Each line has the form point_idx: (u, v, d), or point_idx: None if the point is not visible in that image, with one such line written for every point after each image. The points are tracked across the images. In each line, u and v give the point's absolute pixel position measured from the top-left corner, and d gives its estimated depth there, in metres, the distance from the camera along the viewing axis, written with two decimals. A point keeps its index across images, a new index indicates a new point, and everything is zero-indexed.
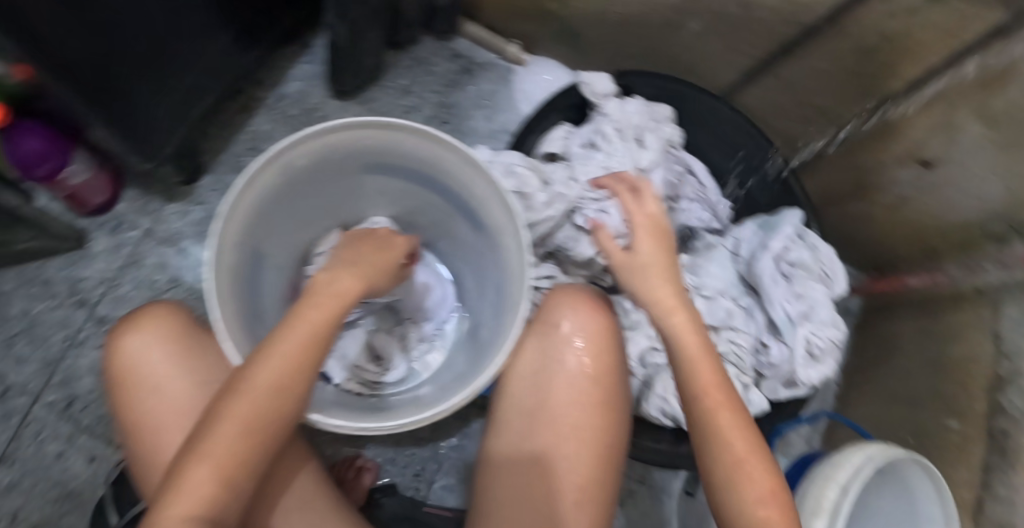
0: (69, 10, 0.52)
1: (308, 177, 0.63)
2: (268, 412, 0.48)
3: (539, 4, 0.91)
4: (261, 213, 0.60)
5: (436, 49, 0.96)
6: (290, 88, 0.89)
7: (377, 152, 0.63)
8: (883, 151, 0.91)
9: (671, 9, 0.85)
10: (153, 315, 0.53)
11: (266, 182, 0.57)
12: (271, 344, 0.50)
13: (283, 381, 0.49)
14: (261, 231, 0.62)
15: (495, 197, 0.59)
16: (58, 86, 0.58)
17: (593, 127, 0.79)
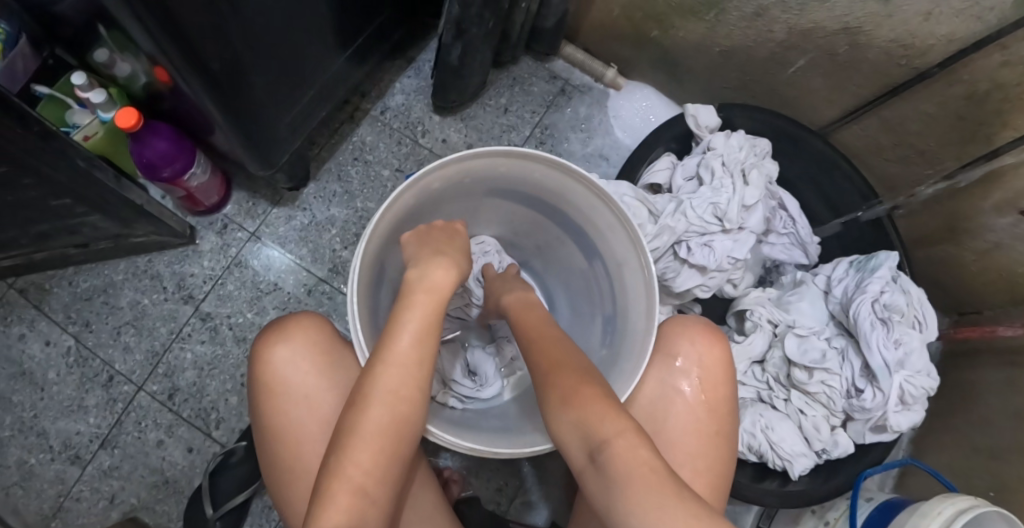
0: (230, 24, 0.55)
1: (437, 198, 0.65)
2: (402, 420, 0.47)
3: (643, 31, 0.92)
4: (394, 231, 0.63)
5: (535, 70, 0.97)
6: (395, 101, 0.91)
7: (505, 177, 0.65)
8: (979, 198, 0.89)
9: (779, 44, 0.85)
10: (300, 324, 0.56)
11: (405, 202, 0.60)
12: (388, 347, 0.50)
13: (411, 389, 0.48)
14: (389, 249, 0.64)
15: (621, 230, 0.61)
16: (200, 93, 0.60)
17: (700, 160, 0.79)
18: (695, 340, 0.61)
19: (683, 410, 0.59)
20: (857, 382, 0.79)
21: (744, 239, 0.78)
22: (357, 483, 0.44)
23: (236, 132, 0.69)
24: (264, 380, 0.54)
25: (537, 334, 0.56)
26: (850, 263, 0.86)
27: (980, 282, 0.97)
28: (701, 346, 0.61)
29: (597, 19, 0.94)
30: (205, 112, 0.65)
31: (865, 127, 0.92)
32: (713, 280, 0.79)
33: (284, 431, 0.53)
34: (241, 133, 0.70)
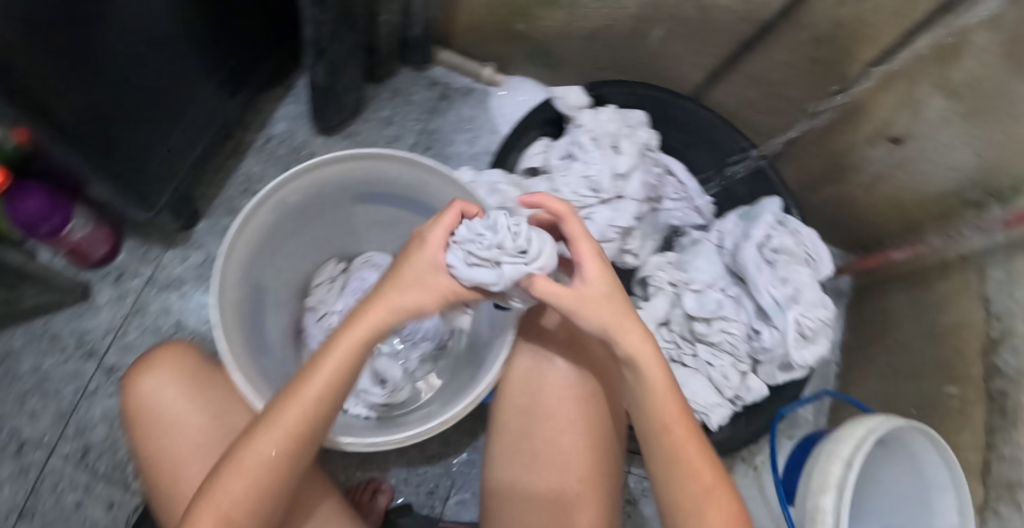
0: (62, 67, 0.55)
1: (302, 211, 0.67)
2: (295, 451, 0.48)
3: (507, 26, 0.95)
4: (261, 248, 0.64)
5: (414, 79, 1.01)
6: (278, 129, 0.93)
7: (365, 182, 0.66)
8: (854, 132, 0.96)
9: (633, 18, 0.88)
10: (165, 355, 0.57)
11: (264, 218, 0.61)
12: (311, 372, 0.50)
13: (306, 421, 0.49)
14: (261, 266, 0.65)
15: (480, 213, 0.63)
16: (59, 145, 0.61)
17: (570, 139, 0.82)
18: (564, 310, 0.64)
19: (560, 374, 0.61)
20: (755, 323, 0.82)
21: (623, 207, 0.80)
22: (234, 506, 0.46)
23: (107, 176, 0.69)
24: (135, 413, 0.55)
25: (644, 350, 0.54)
26: (738, 215, 0.89)
27: (871, 212, 1.06)
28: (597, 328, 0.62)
29: (464, 22, 0.98)
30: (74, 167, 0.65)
31: (734, 85, 0.96)
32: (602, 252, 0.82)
33: (158, 461, 0.54)
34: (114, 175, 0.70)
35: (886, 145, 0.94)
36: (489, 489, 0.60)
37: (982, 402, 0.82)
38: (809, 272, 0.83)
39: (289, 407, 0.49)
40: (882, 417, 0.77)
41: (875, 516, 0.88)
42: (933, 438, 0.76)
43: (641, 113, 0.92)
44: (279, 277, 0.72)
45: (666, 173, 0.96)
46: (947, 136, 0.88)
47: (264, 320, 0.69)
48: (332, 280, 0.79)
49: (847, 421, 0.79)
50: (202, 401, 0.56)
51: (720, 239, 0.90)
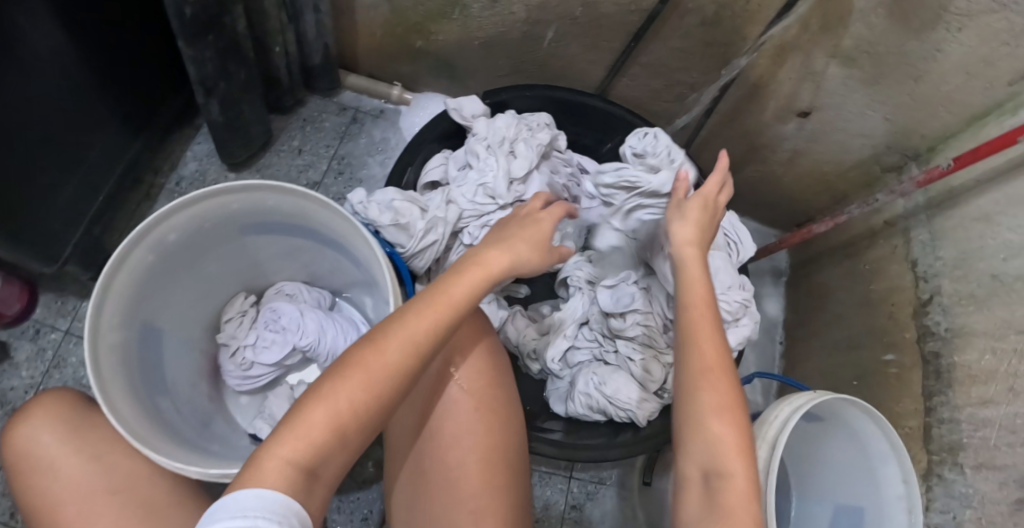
0: None
1: (187, 249, 0.66)
2: (395, 383, 0.43)
3: (405, 43, 0.98)
4: (145, 290, 0.63)
5: (324, 106, 1.03)
6: (188, 170, 0.95)
7: (247, 213, 0.66)
8: (762, 110, 0.96)
9: (523, 22, 0.89)
10: (42, 408, 0.56)
11: (142, 259, 0.61)
12: (442, 299, 0.47)
13: (421, 348, 0.45)
14: (151, 307, 0.65)
15: (357, 232, 0.63)
16: None
17: (466, 149, 0.84)
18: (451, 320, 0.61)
19: (444, 405, 0.57)
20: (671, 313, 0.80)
21: (529, 210, 0.82)
22: (320, 436, 0.39)
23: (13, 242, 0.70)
24: (18, 466, 0.55)
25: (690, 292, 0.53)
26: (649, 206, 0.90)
27: (795, 188, 1.06)
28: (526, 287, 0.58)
29: (366, 45, 0.99)
30: None
31: (636, 77, 0.97)
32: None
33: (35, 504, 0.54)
34: (20, 240, 0.71)
35: (796, 120, 0.94)
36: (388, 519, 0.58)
37: (918, 365, 0.81)
38: (721, 254, 0.82)
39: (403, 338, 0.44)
40: (811, 393, 0.72)
41: (828, 495, 0.83)
42: (869, 410, 0.72)
43: (544, 114, 0.92)
44: (177, 317, 0.71)
45: (577, 173, 0.97)
46: (853, 104, 0.88)
47: (164, 362, 0.68)
48: (242, 314, 0.79)
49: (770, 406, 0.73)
50: (93, 444, 0.56)
51: None
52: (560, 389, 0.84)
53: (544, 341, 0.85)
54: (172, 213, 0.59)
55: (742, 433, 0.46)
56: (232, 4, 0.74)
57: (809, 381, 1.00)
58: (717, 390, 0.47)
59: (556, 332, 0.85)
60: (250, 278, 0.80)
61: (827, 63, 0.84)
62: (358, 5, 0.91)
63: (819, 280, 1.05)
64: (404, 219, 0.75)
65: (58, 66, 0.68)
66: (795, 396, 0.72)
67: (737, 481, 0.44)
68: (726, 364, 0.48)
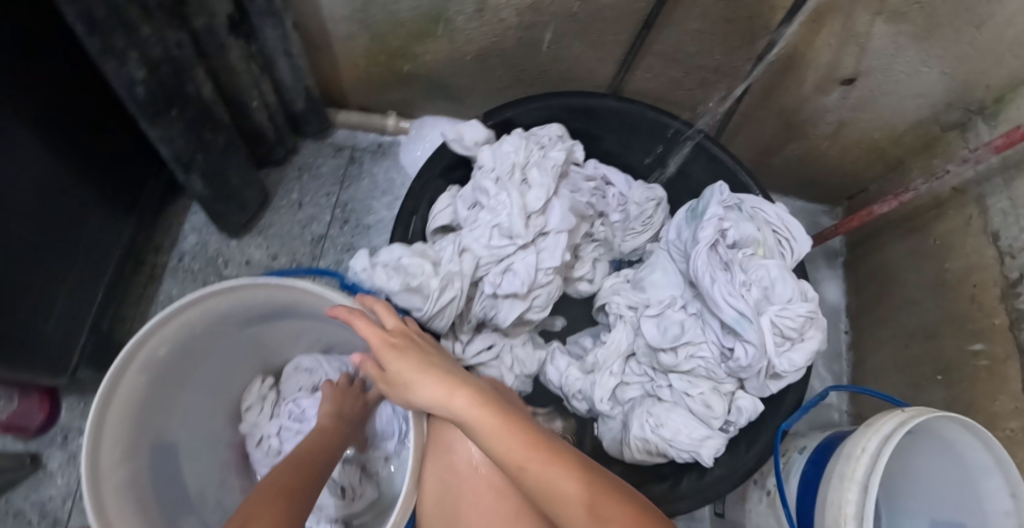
0: None
1: (184, 356, 0.60)
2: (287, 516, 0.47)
3: (392, 69, 0.89)
4: (146, 409, 0.58)
5: (318, 150, 0.96)
6: (188, 243, 0.89)
7: (241, 309, 0.60)
8: (800, 83, 0.84)
9: (517, 29, 0.80)
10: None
11: (134, 383, 0.55)
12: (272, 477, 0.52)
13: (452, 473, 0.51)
14: (156, 423, 0.60)
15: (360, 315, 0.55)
16: None
17: (474, 185, 0.75)
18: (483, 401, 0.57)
19: (472, 490, 0.53)
20: (726, 341, 0.71)
21: (554, 242, 0.73)
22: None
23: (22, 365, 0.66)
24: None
25: (505, 455, 0.48)
26: (685, 215, 0.81)
27: (845, 162, 0.94)
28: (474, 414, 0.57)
29: (352, 77, 0.91)
30: None
31: (652, 68, 0.86)
32: (543, 298, 0.74)
33: None
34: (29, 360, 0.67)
35: (840, 88, 0.82)
36: None
37: (1014, 358, 0.71)
38: (776, 262, 0.73)
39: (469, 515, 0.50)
40: (893, 414, 0.64)
41: (922, 512, 0.76)
42: (963, 419, 0.64)
43: (557, 126, 0.85)
44: (189, 423, 0.66)
45: (599, 184, 0.88)
46: (906, 63, 0.76)
47: (183, 473, 0.64)
48: (263, 399, 0.74)
49: (856, 434, 0.64)
50: None
51: (672, 243, 0.81)
52: (613, 431, 0.77)
53: (589, 382, 0.77)
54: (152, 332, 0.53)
55: None
56: (190, 70, 0.69)
57: (886, 375, 0.90)
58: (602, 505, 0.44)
59: (601, 370, 0.77)
60: (264, 359, 0.75)
61: (871, 23, 0.72)
62: (334, 39, 0.84)
63: (883, 261, 0.94)
64: (415, 280, 0.66)
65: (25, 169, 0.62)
66: (885, 419, 0.63)
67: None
68: (597, 490, 0.45)
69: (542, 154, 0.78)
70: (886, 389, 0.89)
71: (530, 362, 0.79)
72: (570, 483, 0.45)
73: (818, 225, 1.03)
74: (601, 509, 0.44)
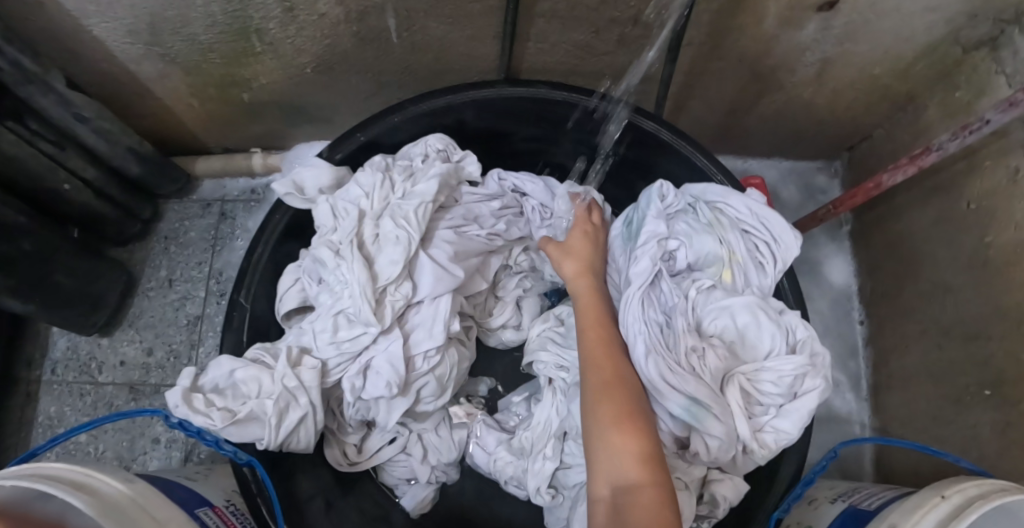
0: None
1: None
2: None
3: (232, 99, 0.71)
4: None
5: (183, 210, 0.80)
6: (59, 349, 0.77)
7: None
8: (757, 22, 0.58)
9: (348, 26, 0.59)
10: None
11: None
12: None
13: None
14: None
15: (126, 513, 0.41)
16: None
17: (315, 254, 0.58)
18: None
19: None
20: (680, 429, 0.51)
21: (435, 313, 0.58)
22: None
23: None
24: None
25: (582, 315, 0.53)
26: (621, 233, 0.61)
27: (839, 108, 0.70)
28: None
29: (193, 117, 0.74)
30: None
31: (546, 36, 0.63)
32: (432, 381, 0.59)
33: None
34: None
35: (817, 18, 0.57)
36: None
37: None
38: (742, 301, 0.52)
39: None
40: (919, 510, 0.46)
41: None
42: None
43: (432, 136, 0.64)
44: None
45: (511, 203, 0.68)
46: None
47: None
48: None
49: None
50: None
51: (606, 275, 0.62)
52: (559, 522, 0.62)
53: (521, 469, 0.60)
54: None
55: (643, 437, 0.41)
56: None
57: (917, 383, 0.69)
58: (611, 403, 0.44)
59: (530, 456, 0.60)
60: None
61: None
62: (144, 78, 0.67)
63: (906, 231, 0.71)
64: (242, 409, 0.51)
65: None
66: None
67: (647, 488, 0.38)
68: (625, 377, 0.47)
69: (405, 192, 0.60)
70: (918, 400, 0.69)
71: (447, 450, 0.63)
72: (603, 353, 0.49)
73: (814, 188, 0.81)
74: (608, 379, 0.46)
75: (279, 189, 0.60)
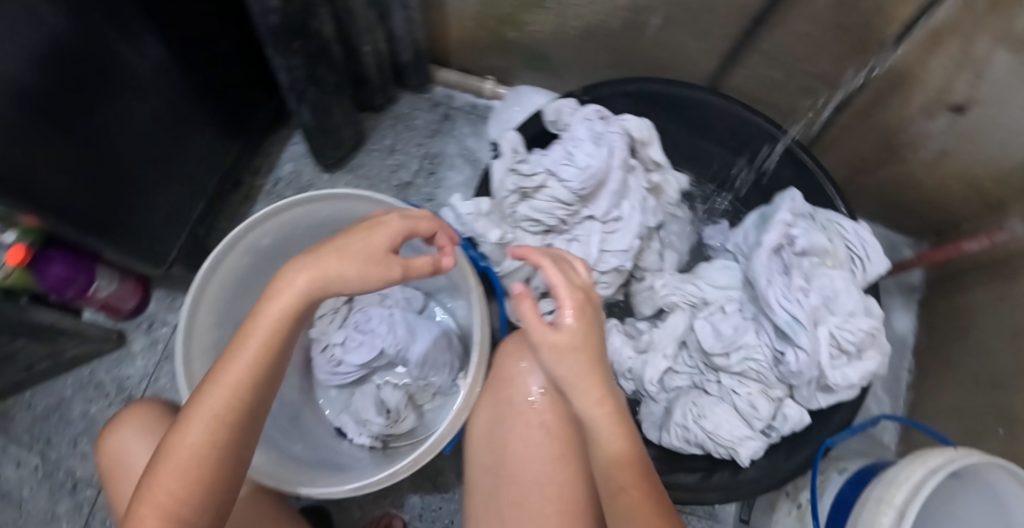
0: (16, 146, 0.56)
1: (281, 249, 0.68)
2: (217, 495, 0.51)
3: (498, 35, 0.92)
4: (241, 285, 0.66)
5: (416, 102, 1.00)
6: (286, 170, 0.97)
7: (340, 217, 0.65)
8: (905, 104, 0.80)
9: (625, 10, 0.82)
10: (133, 411, 0.60)
11: (238, 261, 0.63)
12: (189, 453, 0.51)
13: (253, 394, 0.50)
14: (242, 303, 0.67)
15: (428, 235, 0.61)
16: (62, 227, 0.65)
17: (554, 151, 0.74)
18: (525, 351, 0.60)
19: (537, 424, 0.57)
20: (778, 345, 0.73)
21: (625, 228, 0.77)
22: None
23: (114, 245, 0.74)
24: (110, 468, 0.58)
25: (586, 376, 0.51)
26: (755, 221, 0.81)
27: (940, 192, 0.88)
28: (528, 357, 0.59)
29: (456, 36, 0.95)
30: (83, 242, 0.70)
31: (754, 67, 0.85)
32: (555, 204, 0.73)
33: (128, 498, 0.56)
34: (119, 242, 0.74)
35: (946, 115, 0.78)
36: None
37: None
38: (841, 274, 0.74)
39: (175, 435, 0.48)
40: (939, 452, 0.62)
41: None
42: None
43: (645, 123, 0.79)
44: None
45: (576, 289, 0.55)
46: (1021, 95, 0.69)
47: None
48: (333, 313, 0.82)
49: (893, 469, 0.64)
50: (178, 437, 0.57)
51: (739, 245, 0.82)
52: (655, 414, 0.79)
53: (640, 361, 0.79)
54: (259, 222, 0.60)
55: None
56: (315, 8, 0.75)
57: (942, 419, 0.87)
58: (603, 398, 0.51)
59: (653, 351, 0.80)
60: None
61: (993, 48, 0.67)
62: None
63: (965, 304, 0.90)
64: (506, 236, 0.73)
65: (152, 86, 0.71)
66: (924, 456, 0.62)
67: None
68: (634, 459, 0.50)
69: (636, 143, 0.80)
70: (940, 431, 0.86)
71: None
72: (616, 448, 0.50)
73: (898, 256, 1.00)
74: (623, 466, 0.49)
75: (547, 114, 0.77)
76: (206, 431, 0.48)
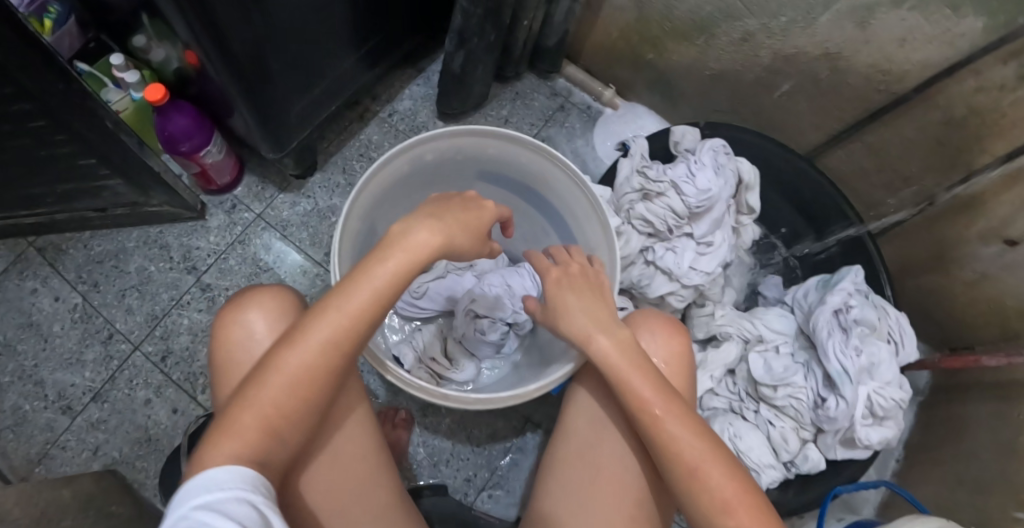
0: None
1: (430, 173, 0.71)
2: (290, 415, 0.44)
3: (636, 52, 1.00)
4: (390, 193, 0.68)
5: (537, 86, 1.07)
6: (403, 106, 1.01)
7: (499, 159, 0.70)
8: (968, 224, 0.89)
9: (763, 68, 0.91)
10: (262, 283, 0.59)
11: (400, 168, 0.65)
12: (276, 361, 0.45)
13: (353, 335, 0.47)
14: (381, 211, 0.68)
15: (583, 199, 0.67)
16: (222, 70, 0.66)
17: (679, 168, 0.82)
18: (650, 324, 0.62)
19: None
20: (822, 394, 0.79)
21: (715, 253, 0.84)
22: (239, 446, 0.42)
23: (250, 108, 0.74)
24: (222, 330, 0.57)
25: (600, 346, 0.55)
26: (816, 283, 0.88)
27: (970, 313, 0.97)
28: (655, 326, 0.61)
29: (597, 39, 1.02)
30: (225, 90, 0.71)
31: (849, 152, 0.95)
32: (668, 214, 0.81)
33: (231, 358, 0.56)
34: (255, 111, 0.75)
35: (1000, 245, 0.86)
36: (547, 497, 0.58)
37: None
38: (888, 349, 0.80)
39: (292, 348, 0.45)
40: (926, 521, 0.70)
41: None
42: None
43: (751, 170, 0.87)
44: None
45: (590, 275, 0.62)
46: None
47: None
48: None
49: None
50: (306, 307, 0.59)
51: (798, 299, 0.89)
52: None
53: None
54: (440, 138, 0.64)
55: (721, 472, 0.48)
56: None
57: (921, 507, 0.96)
58: (630, 361, 0.53)
59: (703, 369, 0.86)
60: None
61: None
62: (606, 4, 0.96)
63: (961, 411, 1.00)
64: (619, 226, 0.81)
65: None
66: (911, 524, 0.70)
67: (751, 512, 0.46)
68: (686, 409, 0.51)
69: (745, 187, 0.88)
70: None
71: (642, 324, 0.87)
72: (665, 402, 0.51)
73: None
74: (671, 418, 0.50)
75: (676, 134, 0.86)
76: (321, 348, 0.45)
